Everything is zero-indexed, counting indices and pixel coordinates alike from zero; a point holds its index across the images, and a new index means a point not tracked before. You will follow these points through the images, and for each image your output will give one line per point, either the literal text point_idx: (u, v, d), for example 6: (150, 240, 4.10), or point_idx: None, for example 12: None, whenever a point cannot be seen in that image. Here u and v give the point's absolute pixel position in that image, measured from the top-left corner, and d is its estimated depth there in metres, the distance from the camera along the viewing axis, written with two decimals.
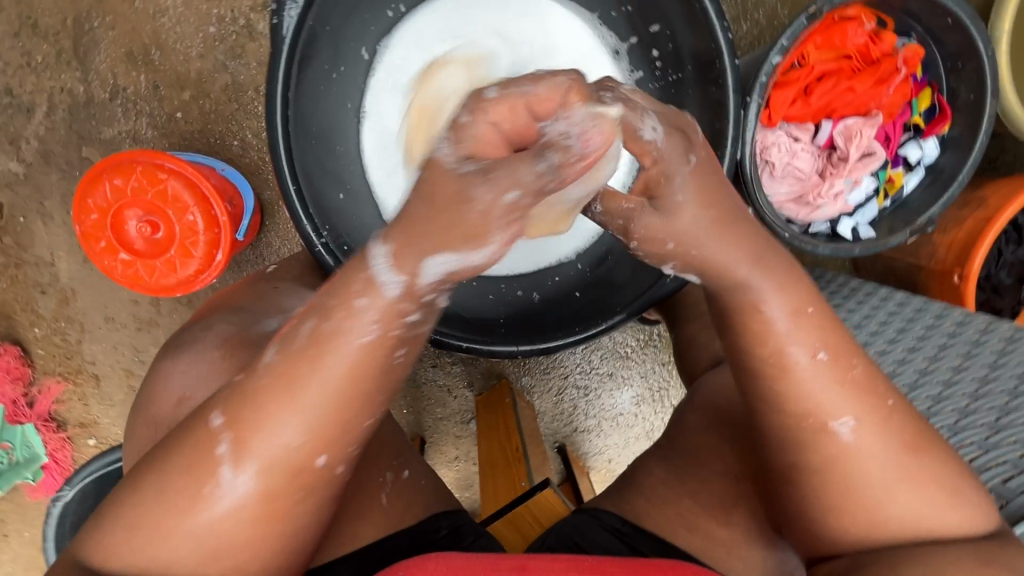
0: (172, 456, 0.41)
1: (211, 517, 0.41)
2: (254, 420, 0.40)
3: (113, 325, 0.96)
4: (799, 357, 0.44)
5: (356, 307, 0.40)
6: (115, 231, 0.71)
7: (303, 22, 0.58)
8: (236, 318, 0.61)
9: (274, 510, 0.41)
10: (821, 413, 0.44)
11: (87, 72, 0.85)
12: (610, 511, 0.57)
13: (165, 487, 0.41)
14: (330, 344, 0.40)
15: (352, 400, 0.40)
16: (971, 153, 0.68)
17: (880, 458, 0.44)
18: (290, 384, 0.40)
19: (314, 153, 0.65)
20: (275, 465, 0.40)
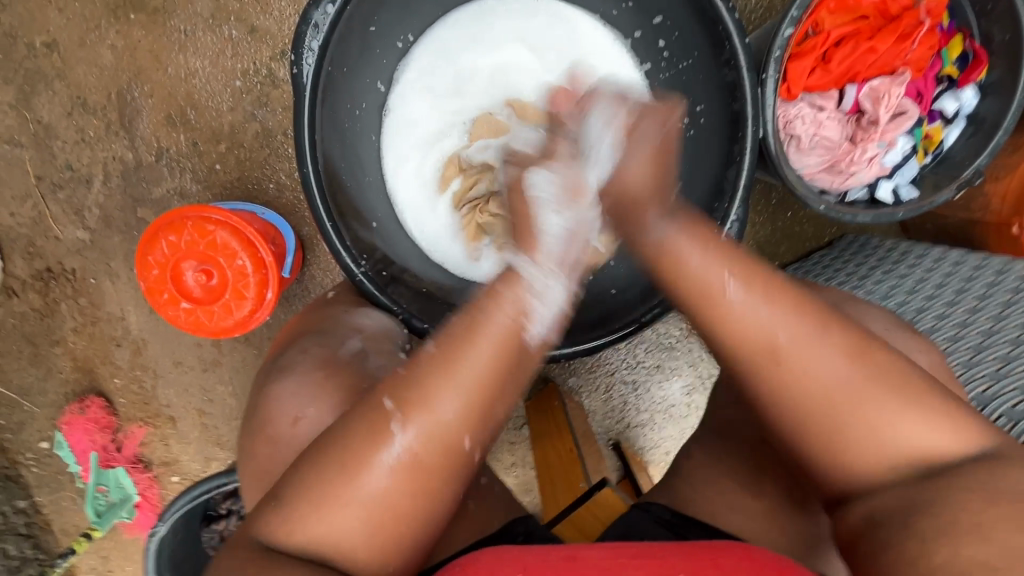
0: (352, 434, 0.44)
1: (371, 492, 0.43)
2: (424, 401, 0.44)
3: (183, 368, 1.03)
4: (759, 305, 0.46)
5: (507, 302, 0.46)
6: (175, 283, 0.76)
7: (320, 66, 0.61)
8: (323, 342, 0.63)
9: (428, 486, 0.44)
10: (786, 338, 0.46)
11: (133, 140, 0.92)
12: (661, 504, 0.59)
13: (349, 463, 0.43)
14: (481, 328, 0.45)
15: (498, 380, 0.45)
16: (1014, 96, 0.64)
17: (863, 389, 0.44)
18: (451, 365, 0.44)
19: (346, 187, 0.68)
20: (429, 452, 0.44)
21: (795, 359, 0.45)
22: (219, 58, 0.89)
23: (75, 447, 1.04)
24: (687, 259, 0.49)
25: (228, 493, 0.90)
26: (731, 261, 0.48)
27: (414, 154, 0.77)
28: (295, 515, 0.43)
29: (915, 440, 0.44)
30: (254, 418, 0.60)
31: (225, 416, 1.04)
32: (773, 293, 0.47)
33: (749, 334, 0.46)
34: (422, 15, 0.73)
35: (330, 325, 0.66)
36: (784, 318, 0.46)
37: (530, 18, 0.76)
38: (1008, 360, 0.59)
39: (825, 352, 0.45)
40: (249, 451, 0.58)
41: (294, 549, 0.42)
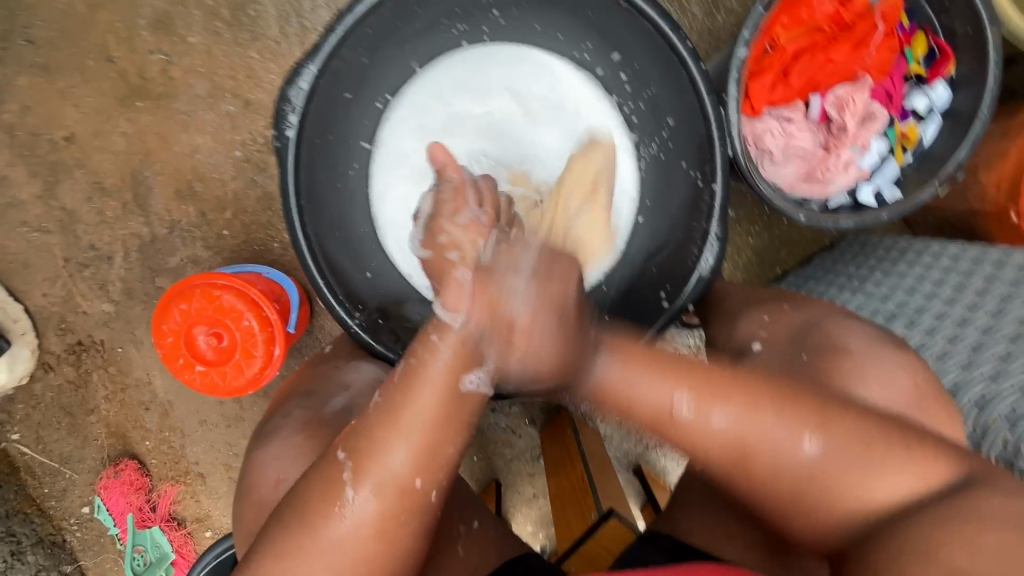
0: (311, 487, 0.50)
1: (336, 540, 0.48)
2: (370, 453, 0.49)
3: (207, 426, 1.08)
4: (715, 419, 0.52)
5: (440, 347, 0.50)
6: (189, 348, 0.81)
7: (300, 138, 0.66)
8: (306, 405, 0.66)
9: (385, 535, 0.49)
10: (754, 437, 0.51)
11: (148, 216, 0.99)
12: (664, 533, 0.60)
13: (309, 517, 0.49)
14: (419, 371, 0.50)
15: (437, 432, 0.50)
16: (985, 88, 0.64)
17: (828, 463, 0.50)
18: (392, 417, 0.49)
19: (339, 244, 0.72)
20: (374, 513, 0.49)
21: (773, 469, 0.51)
22: (220, 133, 0.96)
23: (113, 510, 1.08)
24: (637, 385, 0.54)
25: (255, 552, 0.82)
26: (682, 380, 0.53)
27: (406, 193, 0.80)
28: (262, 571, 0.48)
29: (873, 485, 0.48)
30: (254, 477, 0.61)
31: None
32: (721, 394, 0.52)
33: (717, 447, 0.52)
34: (399, 76, 0.77)
35: (317, 385, 0.69)
36: (741, 419, 0.51)
37: (518, 66, 0.79)
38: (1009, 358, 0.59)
39: (796, 441, 0.50)
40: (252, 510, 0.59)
41: None
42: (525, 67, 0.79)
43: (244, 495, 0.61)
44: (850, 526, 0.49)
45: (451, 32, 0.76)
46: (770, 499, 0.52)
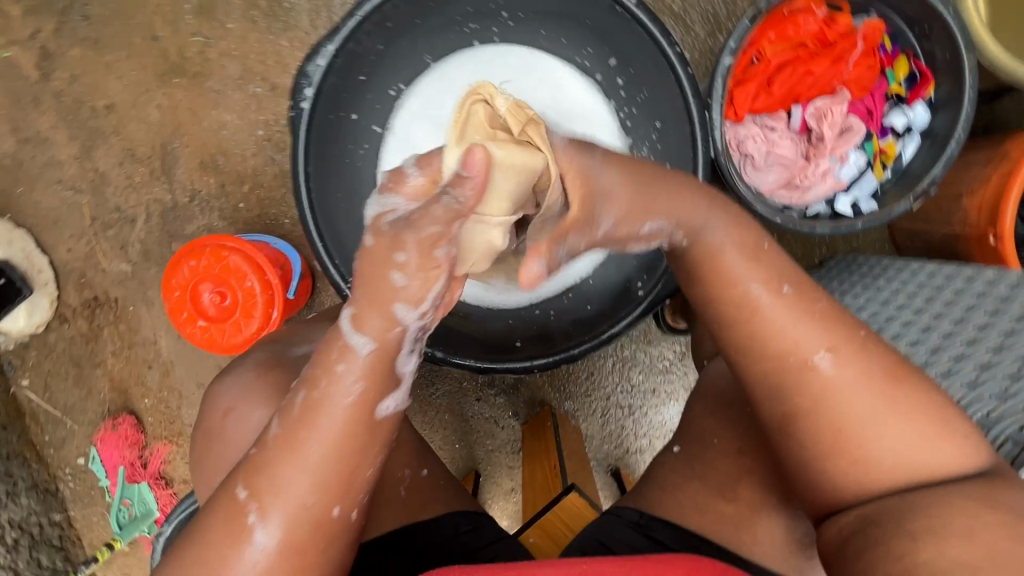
0: (213, 525, 0.47)
1: (245, 572, 0.46)
2: (270, 487, 0.45)
3: (204, 390, 1.12)
4: (782, 311, 0.52)
5: (341, 374, 0.45)
6: (193, 303, 0.86)
7: (314, 111, 0.71)
8: (272, 348, 0.69)
9: (303, 557, 0.46)
10: (806, 351, 0.52)
11: (172, 184, 1.05)
12: (630, 508, 0.65)
13: (218, 549, 0.46)
14: (322, 404, 0.45)
15: (348, 450, 0.46)
16: (961, 110, 0.67)
17: (860, 388, 0.50)
18: (294, 447, 0.45)
19: (341, 213, 0.77)
20: (298, 529, 0.46)
21: (840, 383, 0.51)
22: (246, 112, 1.03)
23: (106, 462, 1.13)
24: (720, 241, 0.54)
25: None
26: (778, 272, 0.54)
27: None
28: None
29: (904, 442, 0.49)
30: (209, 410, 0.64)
31: None
32: (818, 310, 0.53)
33: (785, 353, 0.52)
34: (411, 67, 0.82)
35: (282, 337, 0.72)
36: (810, 326, 0.52)
37: (527, 67, 0.84)
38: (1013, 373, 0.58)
39: (848, 369, 0.51)
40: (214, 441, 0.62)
41: None
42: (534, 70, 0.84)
43: (201, 428, 0.64)
44: (874, 485, 0.49)
45: (463, 30, 0.82)
46: (817, 447, 0.51)
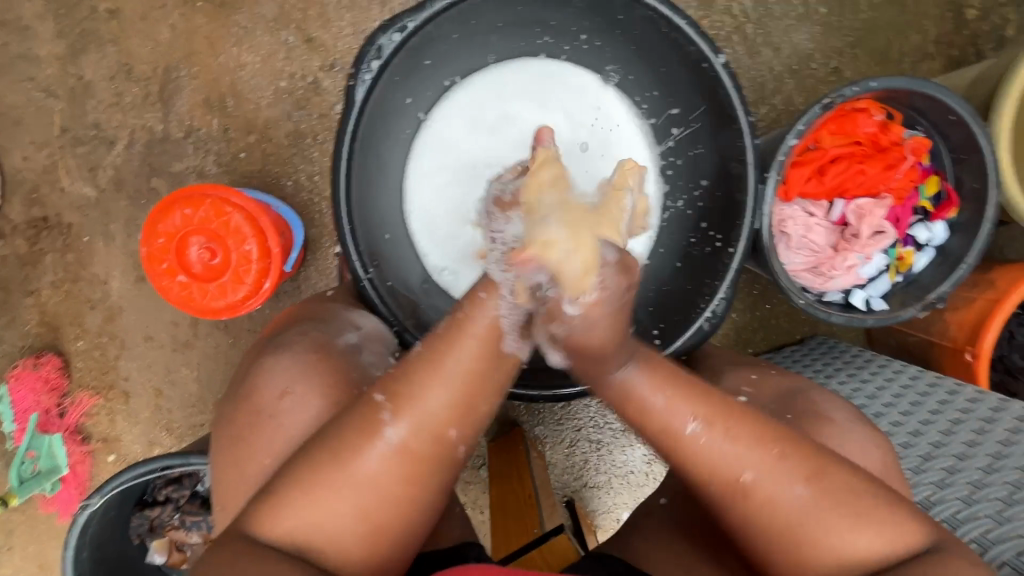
0: (342, 426, 0.50)
1: (364, 474, 0.48)
2: (410, 393, 0.49)
3: (152, 344, 1.01)
4: (706, 444, 0.51)
5: (489, 310, 0.50)
6: (177, 256, 0.77)
7: (372, 86, 0.66)
8: (322, 328, 0.64)
9: (415, 476, 0.50)
10: (724, 477, 0.51)
11: (167, 114, 0.95)
12: (615, 556, 0.62)
13: (341, 450, 0.49)
14: (466, 325, 0.50)
15: (474, 387, 0.50)
16: (976, 237, 0.72)
17: (805, 508, 0.50)
18: (436, 361, 0.50)
19: (367, 198, 0.72)
20: (426, 426, 0.49)
21: (769, 500, 0.50)
22: (271, 59, 0.94)
23: (16, 404, 0.99)
24: (654, 400, 0.52)
25: (170, 479, 0.84)
26: (694, 404, 0.52)
27: (440, 178, 0.80)
28: (286, 497, 0.48)
29: (845, 547, 0.49)
30: (255, 382, 0.60)
31: (182, 401, 1.02)
32: (735, 433, 0.51)
33: (719, 468, 0.51)
34: (471, 62, 0.78)
35: (330, 316, 0.67)
36: (721, 450, 0.51)
37: (586, 89, 0.80)
38: (981, 488, 0.60)
39: (773, 484, 0.50)
40: (246, 417, 0.58)
41: (283, 533, 0.48)
42: (590, 99, 0.80)
43: (240, 399, 0.60)
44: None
45: (536, 41, 0.78)
46: (779, 557, 0.51)
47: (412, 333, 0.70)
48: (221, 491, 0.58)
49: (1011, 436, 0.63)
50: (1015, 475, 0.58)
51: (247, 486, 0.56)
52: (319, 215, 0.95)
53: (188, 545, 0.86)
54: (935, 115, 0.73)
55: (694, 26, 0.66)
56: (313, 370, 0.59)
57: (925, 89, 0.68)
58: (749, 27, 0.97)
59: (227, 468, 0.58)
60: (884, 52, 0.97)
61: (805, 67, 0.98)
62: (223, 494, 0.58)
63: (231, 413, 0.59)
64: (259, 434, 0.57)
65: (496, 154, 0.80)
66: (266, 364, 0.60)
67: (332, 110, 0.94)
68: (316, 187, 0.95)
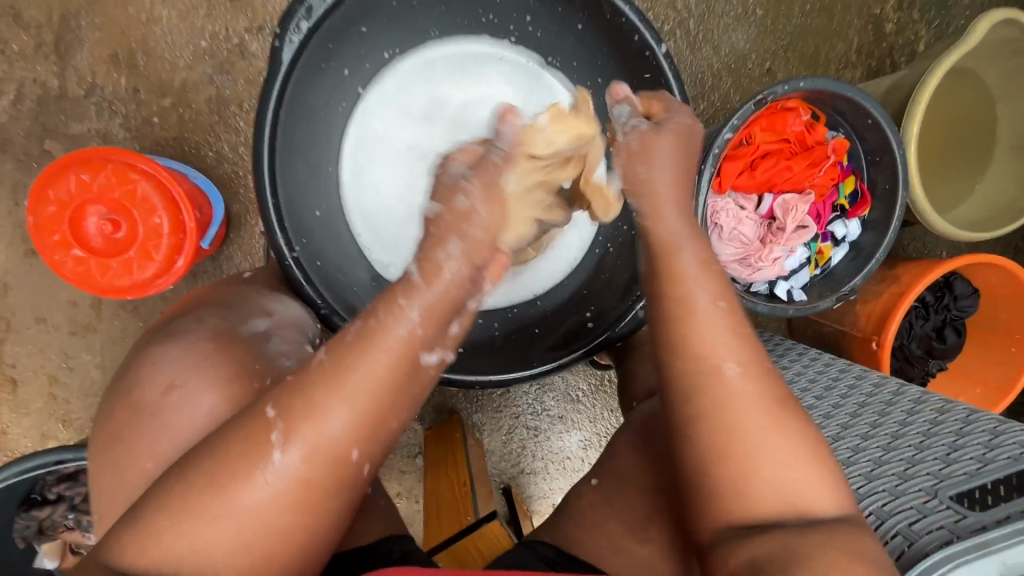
0: (228, 446, 0.44)
1: (251, 501, 0.43)
2: (307, 409, 0.43)
3: (45, 327, 0.90)
4: (728, 369, 0.52)
5: (407, 312, 0.46)
6: (72, 226, 0.69)
7: (301, 50, 0.62)
8: (223, 313, 0.58)
9: (306, 503, 0.44)
10: (705, 363, 0.52)
11: (64, 67, 0.84)
12: (546, 543, 0.63)
13: (224, 468, 0.43)
14: (376, 335, 0.45)
15: (384, 402, 0.45)
16: (886, 234, 0.77)
17: (760, 403, 0.51)
18: (340, 376, 0.44)
19: (295, 175, 0.67)
20: (321, 448, 0.44)
21: (738, 394, 0.51)
22: (190, 15, 0.85)
23: None
24: (685, 259, 0.56)
25: (64, 475, 0.75)
26: (715, 285, 0.55)
27: (378, 166, 0.77)
28: (170, 522, 0.43)
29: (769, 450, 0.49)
30: (139, 374, 0.54)
31: (81, 389, 0.92)
32: (738, 325, 0.54)
33: (700, 358, 0.52)
34: (412, 35, 0.75)
35: (236, 300, 0.61)
36: (732, 339, 0.53)
37: (524, 74, 0.79)
38: (881, 464, 0.63)
39: (745, 382, 0.51)
40: (127, 413, 0.53)
41: (160, 560, 0.42)
42: (529, 83, 0.79)
43: (121, 393, 0.54)
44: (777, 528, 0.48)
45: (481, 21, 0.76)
46: (711, 447, 0.50)
47: (341, 316, 0.66)
48: (100, 500, 0.52)
49: (909, 417, 0.68)
50: (910, 451, 0.63)
51: (125, 492, 0.50)
52: (244, 189, 0.89)
53: (85, 547, 0.78)
54: (854, 118, 0.77)
55: (639, 15, 0.67)
56: (227, 360, 0.54)
57: (847, 93, 0.72)
58: (691, 22, 1.00)
59: (104, 474, 0.52)
60: (812, 58, 1.02)
61: (741, 66, 1.01)
62: (102, 503, 0.52)
63: (123, 409, 0.53)
64: (148, 433, 0.51)
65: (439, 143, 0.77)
66: (160, 353, 0.54)
67: (259, 77, 0.87)
68: (241, 159, 0.88)
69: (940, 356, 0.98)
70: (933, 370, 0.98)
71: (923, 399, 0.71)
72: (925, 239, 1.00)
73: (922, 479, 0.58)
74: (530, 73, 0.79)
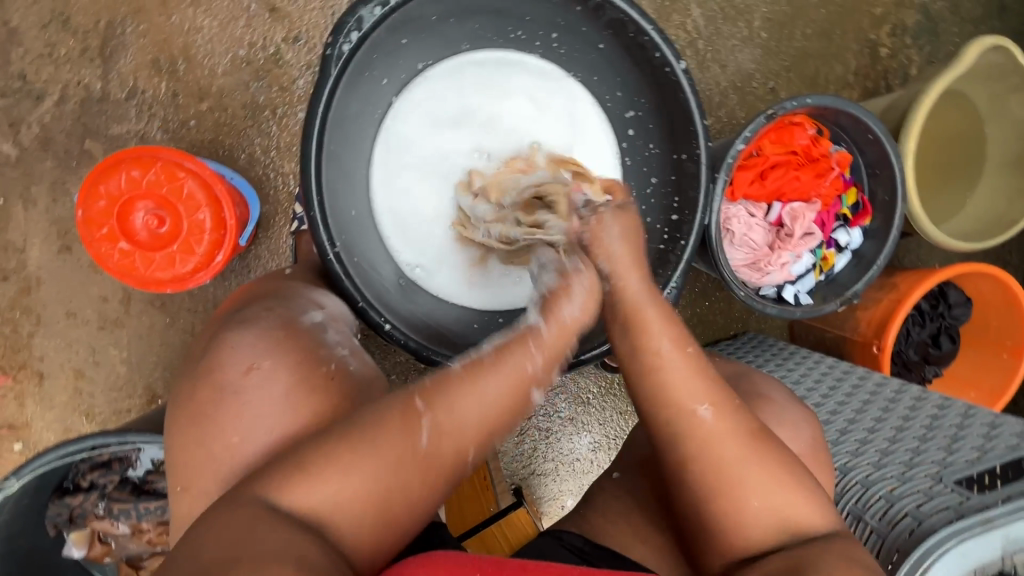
0: (381, 419, 0.49)
1: (393, 465, 0.48)
2: (447, 405, 0.50)
3: (74, 321, 0.92)
4: (664, 347, 0.57)
5: (533, 351, 0.53)
6: (120, 220, 0.72)
7: (347, 60, 0.66)
8: (285, 304, 0.62)
9: (432, 477, 0.49)
10: (654, 362, 0.56)
11: (107, 71, 0.88)
12: (572, 533, 0.64)
13: (378, 436, 0.48)
14: (515, 352, 0.53)
15: (512, 405, 0.52)
16: (886, 242, 0.82)
17: (705, 394, 0.55)
18: (475, 379, 0.51)
19: (335, 176, 0.71)
20: (454, 440, 0.50)
21: (677, 376, 0.56)
22: (229, 24, 0.90)
23: None
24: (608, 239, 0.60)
25: (97, 464, 0.77)
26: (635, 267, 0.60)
27: (408, 169, 0.80)
28: (322, 473, 0.47)
29: (706, 411, 0.55)
30: (217, 355, 0.57)
31: (106, 383, 0.94)
32: (658, 303, 0.58)
33: (640, 356, 0.57)
34: (444, 48, 0.79)
35: (290, 294, 0.65)
36: (655, 313, 0.58)
37: (549, 81, 0.82)
38: (887, 454, 0.67)
39: (683, 363, 0.56)
40: (204, 390, 0.56)
41: (308, 504, 0.46)
42: (555, 91, 0.82)
43: (203, 373, 0.56)
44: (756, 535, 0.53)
45: (509, 36, 0.80)
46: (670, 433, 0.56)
47: (377, 310, 0.70)
48: (178, 471, 0.54)
49: (912, 412, 0.73)
50: (915, 443, 0.67)
51: (213, 466, 0.53)
52: (275, 191, 0.92)
53: (112, 536, 0.79)
54: (856, 134, 0.83)
55: (660, 33, 0.71)
56: (278, 347, 0.57)
57: (850, 110, 0.78)
58: (700, 43, 1.06)
59: (188, 449, 0.54)
60: (813, 78, 1.08)
61: (747, 85, 1.07)
62: (179, 474, 0.54)
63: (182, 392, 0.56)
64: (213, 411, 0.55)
65: (467, 148, 0.81)
66: (229, 339, 0.58)
67: (293, 85, 0.91)
68: (272, 162, 0.92)
69: (936, 361, 1.03)
70: (929, 375, 1.02)
71: (924, 396, 0.75)
72: (920, 250, 1.05)
73: (927, 467, 0.62)
74: (555, 81, 0.82)
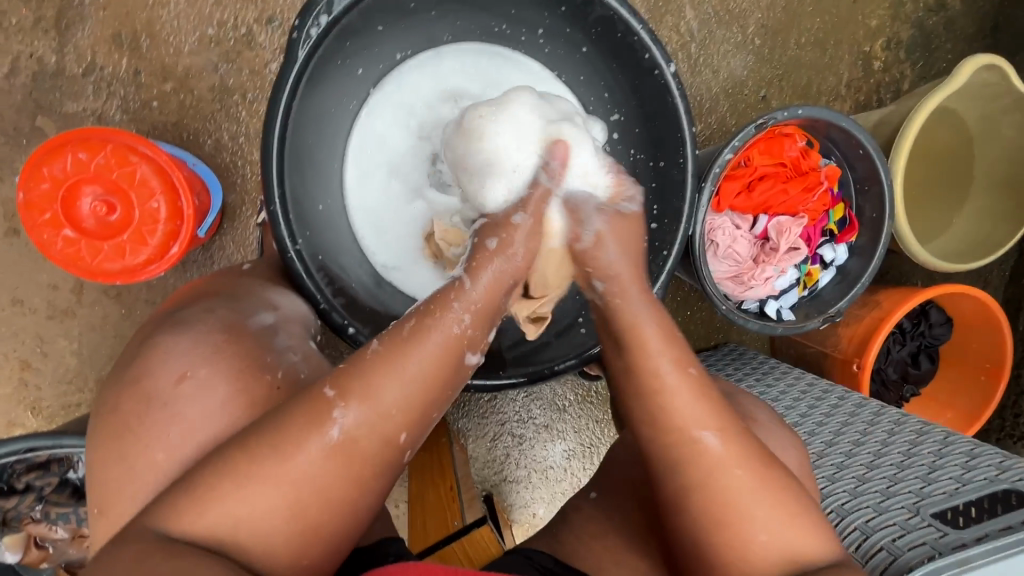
0: (288, 420, 0.46)
1: (305, 474, 0.45)
2: (362, 388, 0.47)
3: (21, 309, 0.87)
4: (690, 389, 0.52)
5: (454, 310, 0.51)
6: (65, 206, 0.67)
7: (317, 45, 0.62)
8: (232, 305, 0.58)
9: (355, 480, 0.47)
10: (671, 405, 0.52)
11: (63, 44, 0.82)
12: (542, 552, 0.61)
13: (279, 443, 0.45)
14: (430, 329, 0.49)
15: (436, 379, 0.49)
16: (871, 260, 0.81)
17: (731, 440, 0.51)
18: (394, 359, 0.48)
19: (301, 169, 0.67)
20: (376, 426, 0.47)
21: (701, 415, 0.52)
22: (198, 1, 0.84)
23: None
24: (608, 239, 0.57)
25: (35, 465, 0.71)
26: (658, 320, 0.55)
27: (383, 163, 0.76)
28: (215, 493, 0.44)
29: (732, 451, 0.51)
30: (146, 362, 0.53)
31: (54, 376, 0.89)
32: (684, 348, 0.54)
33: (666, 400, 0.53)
34: (425, 38, 0.75)
35: (242, 293, 0.61)
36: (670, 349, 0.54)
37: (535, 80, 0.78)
38: (864, 481, 0.65)
39: (704, 410, 0.52)
40: (132, 401, 0.52)
41: (204, 529, 0.43)
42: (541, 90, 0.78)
43: (128, 382, 0.52)
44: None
45: (494, 29, 0.76)
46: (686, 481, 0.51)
47: (340, 313, 0.66)
48: (100, 488, 0.51)
49: (890, 436, 0.71)
50: (892, 470, 0.65)
51: (144, 485, 0.49)
52: (241, 180, 0.87)
53: (50, 542, 0.74)
54: (846, 148, 0.80)
55: (651, 33, 0.67)
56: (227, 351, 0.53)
57: (842, 123, 0.75)
58: (693, 46, 1.03)
59: (109, 464, 0.51)
60: (804, 88, 1.06)
61: (738, 91, 1.05)
62: (100, 492, 0.51)
63: (117, 397, 0.52)
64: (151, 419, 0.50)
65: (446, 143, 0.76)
66: (168, 341, 0.53)
67: (265, 68, 0.86)
68: (240, 149, 0.87)
69: (914, 381, 1.02)
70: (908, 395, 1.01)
71: (903, 420, 0.73)
72: (903, 267, 1.04)
73: (905, 497, 0.60)
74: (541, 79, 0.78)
